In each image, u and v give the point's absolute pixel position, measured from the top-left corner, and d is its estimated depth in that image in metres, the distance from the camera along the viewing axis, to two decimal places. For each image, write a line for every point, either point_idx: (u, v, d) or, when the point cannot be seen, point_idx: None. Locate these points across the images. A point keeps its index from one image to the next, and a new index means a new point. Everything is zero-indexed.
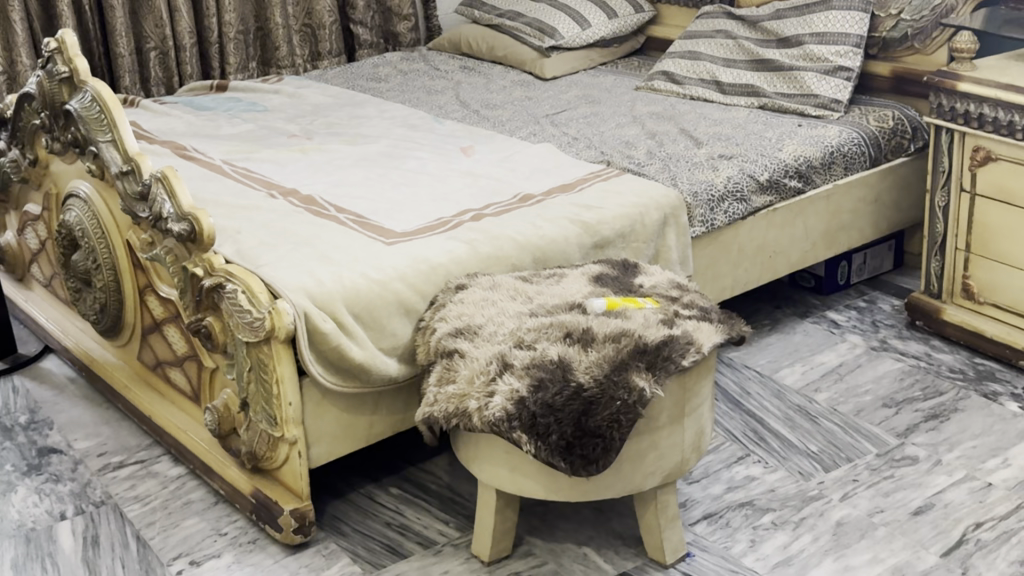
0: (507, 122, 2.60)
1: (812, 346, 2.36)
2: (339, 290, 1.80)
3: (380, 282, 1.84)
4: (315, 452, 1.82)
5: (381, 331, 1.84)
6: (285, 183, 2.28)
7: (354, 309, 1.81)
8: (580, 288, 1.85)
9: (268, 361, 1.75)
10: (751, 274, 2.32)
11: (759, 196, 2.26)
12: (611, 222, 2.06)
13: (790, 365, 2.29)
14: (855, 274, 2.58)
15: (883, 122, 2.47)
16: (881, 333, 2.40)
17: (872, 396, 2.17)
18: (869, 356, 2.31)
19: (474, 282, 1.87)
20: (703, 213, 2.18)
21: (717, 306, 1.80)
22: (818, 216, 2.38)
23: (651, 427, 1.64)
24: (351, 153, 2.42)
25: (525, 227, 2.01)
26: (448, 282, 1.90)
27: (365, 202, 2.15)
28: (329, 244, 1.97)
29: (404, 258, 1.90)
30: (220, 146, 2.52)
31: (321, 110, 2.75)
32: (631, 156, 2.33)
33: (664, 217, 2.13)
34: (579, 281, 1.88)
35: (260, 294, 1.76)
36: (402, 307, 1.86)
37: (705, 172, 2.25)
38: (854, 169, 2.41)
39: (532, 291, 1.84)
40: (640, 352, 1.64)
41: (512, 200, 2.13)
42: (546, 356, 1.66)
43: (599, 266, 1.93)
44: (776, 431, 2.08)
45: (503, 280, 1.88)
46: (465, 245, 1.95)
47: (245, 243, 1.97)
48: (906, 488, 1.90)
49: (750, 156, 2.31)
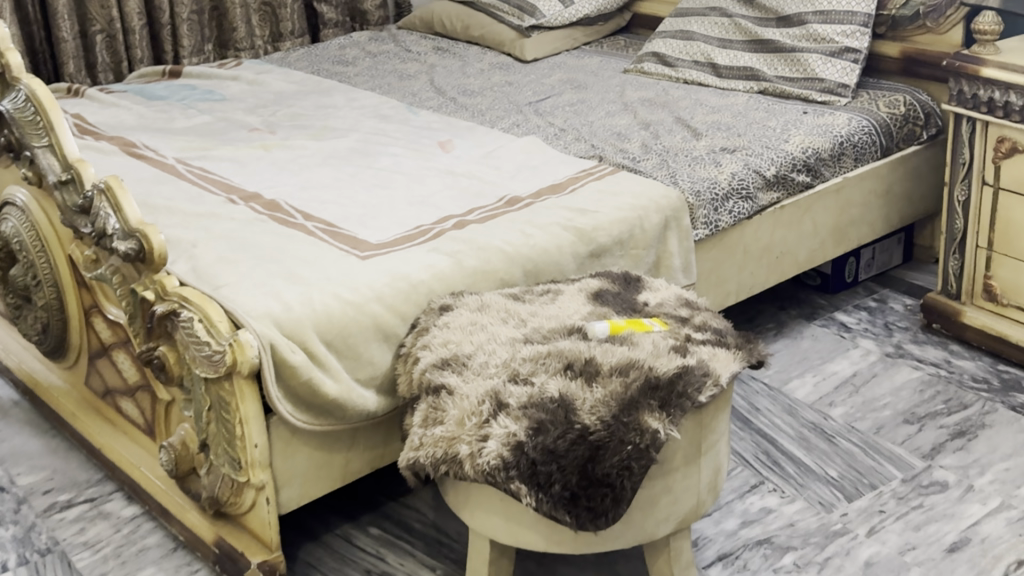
0: (486, 111, 2.40)
1: (822, 353, 2.18)
2: (310, 315, 1.61)
3: (355, 304, 1.65)
4: (285, 497, 1.63)
5: (357, 359, 1.64)
6: (245, 185, 2.07)
7: (326, 336, 1.61)
8: (579, 309, 1.66)
9: (230, 399, 1.56)
10: (756, 277, 2.13)
11: (766, 193, 2.07)
12: (608, 228, 1.87)
13: (800, 375, 2.11)
14: (863, 271, 2.40)
15: (894, 108, 2.28)
16: (896, 336, 2.22)
17: (891, 411, 2.00)
18: (885, 364, 2.13)
19: (459, 303, 1.67)
20: (707, 213, 1.99)
21: (732, 327, 1.61)
22: (828, 211, 2.20)
23: (666, 470, 1.46)
24: (316, 150, 2.21)
25: (513, 235, 1.82)
26: (430, 302, 1.70)
27: (335, 209, 1.95)
28: (296, 260, 1.77)
29: (381, 276, 1.71)
30: (174, 141, 2.30)
31: (284, 98, 2.54)
32: (624, 150, 2.14)
33: (665, 220, 1.93)
34: (575, 300, 1.69)
35: (220, 324, 1.56)
36: (380, 332, 1.66)
37: (708, 167, 2.06)
38: (864, 161, 2.23)
39: (525, 313, 1.64)
40: (651, 388, 1.45)
41: (497, 204, 1.93)
42: (545, 393, 1.47)
43: (598, 281, 1.74)
44: (791, 452, 1.90)
45: (490, 300, 1.68)
46: (449, 260, 1.76)
47: (201, 260, 1.77)
48: (938, 520, 1.73)
49: (754, 148, 2.12)
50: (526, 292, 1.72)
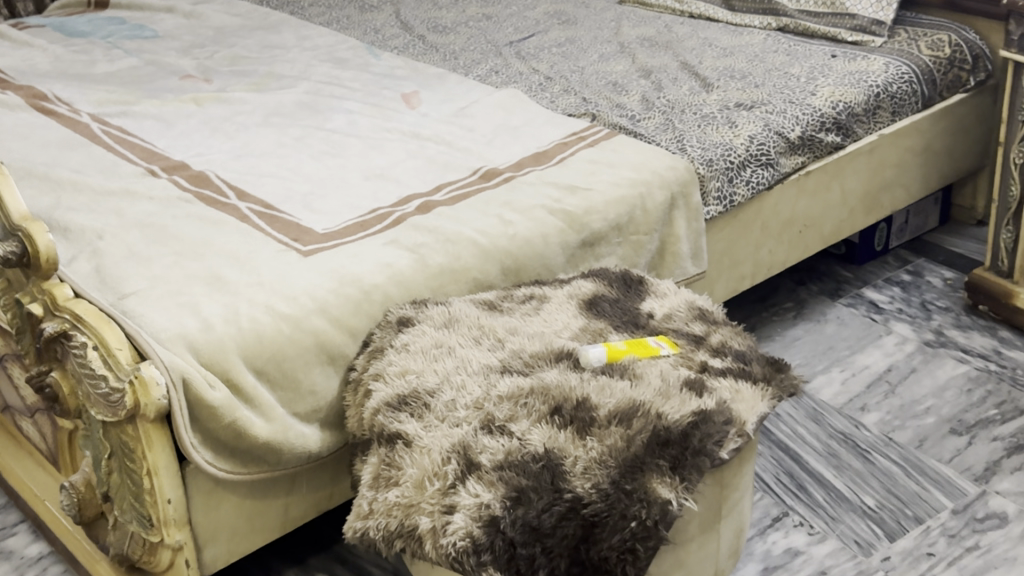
0: (460, 52, 2.07)
1: (850, 341, 1.88)
2: (234, 336, 1.29)
3: (292, 320, 1.33)
4: (209, 555, 1.33)
5: (297, 390, 1.33)
6: (171, 152, 1.73)
7: (255, 363, 1.30)
8: (568, 324, 1.35)
9: (135, 445, 1.24)
10: (777, 255, 1.81)
11: (789, 158, 1.75)
12: (603, 210, 1.55)
13: (825, 370, 1.81)
14: (895, 237, 2.10)
15: (937, 50, 1.95)
16: (935, 320, 1.92)
17: (935, 418, 1.70)
18: (924, 357, 1.83)
19: (421, 318, 1.36)
20: (720, 185, 1.67)
21: (758, 347, 1.31)
22: (860, 175, 1.87)
23: (678, 543, 1.16)
24: (257, 104, 1.87)
25: (487, 223, 1.50)
26: (386, 312, 1.39)
27: (274, 186, 1.62)
28: (222, 259, 1.44)
29: (325, 279, 1.39)
30: (92, 92, 1.95)
31: (225, 35, 2.20)
32: (621, 107, 1.81)
33: (671, 196, 1.61)
34: (564, 312, 1.37)
35: (119, 353, 1.24)
36: (324, 353, 1.35)
37: (721, 129, 1.74)
38: (902, 114, 1.90)
39: (502, 331, 1.33)
40: (660, 443, 1.14)
41: (470, 179, 1.61)
42: (526, 448, 1.16)
43: (592, 284, 1.42)
44: (820, 473, 1.60)
45: (460, 312, 1.37)
46: (409, 257, 1.44)
47: (107, 258, 1.44)
48: (998, 566, 1.43)
49: (775, 104, 1.80)
50: (503, 300, 1.40)
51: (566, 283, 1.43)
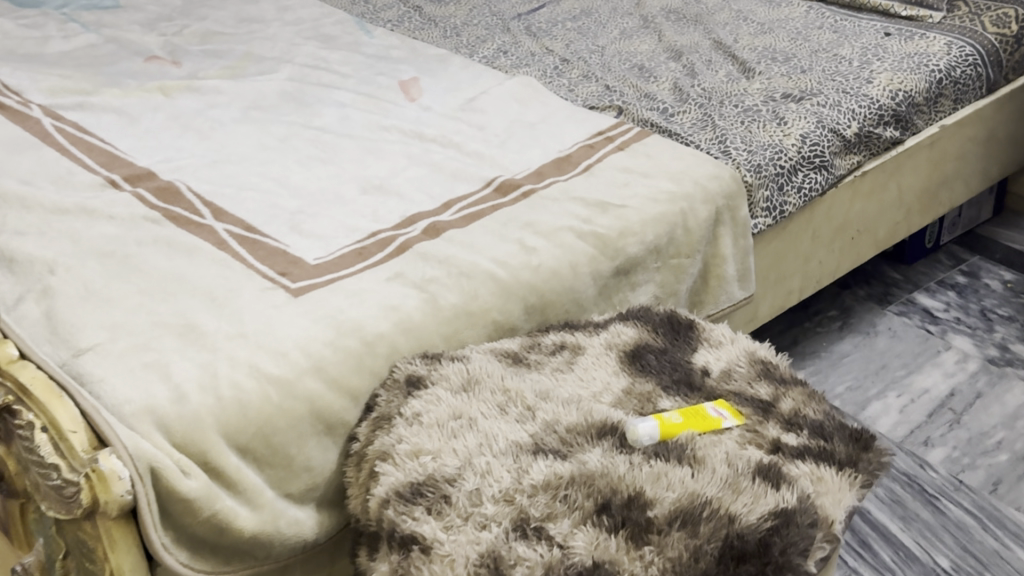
0: (462, 26, 1.87)
1: (906, 359, 1.68)
2: (212, 409, 1.07)
3: (282, 384, 1.12)
4: None
5: (288, 468, 1.11)
6: (135, 157, 1.49)
7: (238, 440, 1.08)
8: (609, 387, 1.14)
9: (94, 544, 1.02)
10: (826, 265, 1.60)
11: (844, 158, 1.53)
12: (640, 232, 1.33)
13: (880, 396, 1.62)
14: (947, 233, 1.90)
15: (1002, 27, 1.72)
16: (998, 332, 1.72)
17: (1009, 455, 1.51)
18: (990, 378, 1.63)
19: (434, 378, 1.15)
20: (769, 194, 1.45)
21: (835, 413, 1.11)
22: (918, 171, 1.66)
23: None
24: (234, 93, 1.64)
25: (507, 251, 1.28)
26: (393, 369, 1.18)
27: (256, 202, 1.39)
28: (196, 300, 1.22)
29: (319, 329, 1.17)
30: (44, 77, 1.70)
31: (195, 9, 1.98)
32: (650, 97, 1.59)
33: (716, 211, 1.39)
34: (603, 369, 1.16)
35: (74, 436, 1.00)
36: (320, 422, 1.13)
37: (768, 126, 1.51)
38: (964, 101, 1.68)
39: (531, 396, 1.12)
40: (734, 557, 0.93)
41: (484, 194, 1.39)
42: (570, 560, 0.93)
43: (634, 331, 1.21)
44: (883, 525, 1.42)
45: (481, 371, 1.15)
46: (417, 298, 1.22)
47: (59, 299, 1.21)
48: None
49: (827, 94, 1.57)
50: (530, 352, 1.19)
51: (602, 328, 1.22)
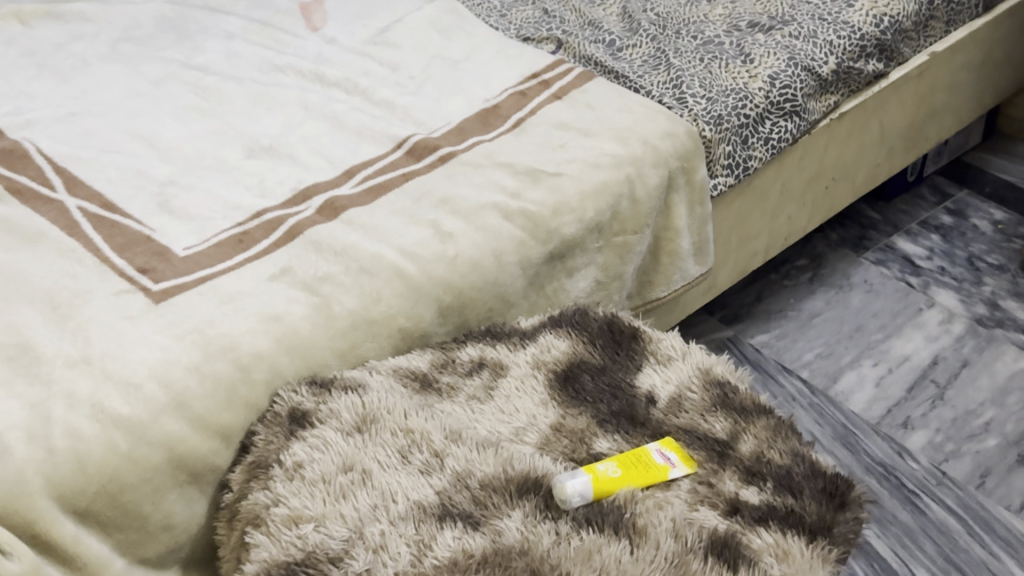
0: None
1: (884, 319, 1.49)
2: (43, 467, 0.85)
3: (131, 427, 0.90)
4: None
5: (143, 529, 0.92)
6: None
7: (79, 503, 0.87)
8: (535, 423, 0.94)
9: None
10: (796, 220, 1.40)
11: (819, 100, 1.31)
12: (577, 207, 1.12)
13: (855, 366, 1.43)
14: (930, 164, 1.70)
15: None
16: (986, 285, 1.53)
17: (998, 439, 1.34)
18: (978, 343, 1.45)
19: (323, 415, 0.94)
20: (732, 149, 1.24)
21: (806, 455, 0.92)
22: (903, 107, 1.44)
23: None
24: (106, 23, 1.41)
25: (418, 237, 1.07)
26: (274, 401, 0.97)
27: (119, 170, 1.16)
28: (32, 307, 0.99)
29: (183, 350, 0.96)
30: None
31: None
32: (595, 25, 1.38)
33: (668, 176, 1.18)
34: (529, 397, 0.96)
35: None
36: (182, 470, 0.93)
37: (731, 64, 1.29)
38: (957, 22, 1.45)
39: (439, 439, 0.92)
40: None
41: (393, 158, 1.16)
42: None
43: (568, 344, 1.01)
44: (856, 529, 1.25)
45: (379, 402, 0.95)
46: (306, 305, 1.01)
47: None
48: None
49: (801, 22, 1.34)
50: (442, 374, 0.99)
51: (530, 339, 1.01)
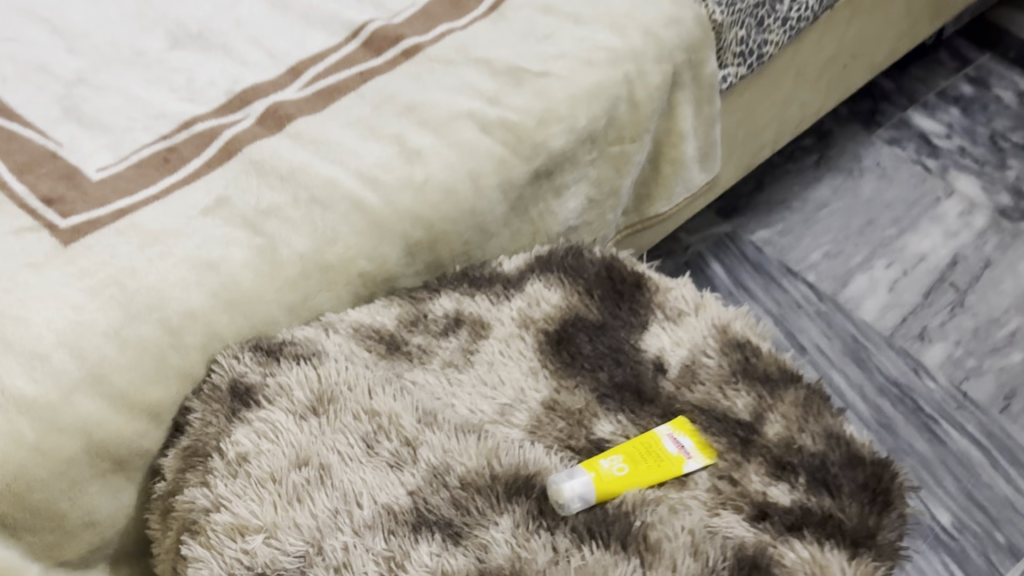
0: None
1: (898, 210, 1.35)
2: None
3: (39, 412, 0.74)
4: None
5: (60, 530, 0.77)
6: None
7: None
8: (523, 400, 0.79)
9: None
10: (809, 104, 1.23)
11: None
12: (567, 116, 0.94)
13: (866, 267, 1.29)
14: (949, 25, 1.53)
15: None
16: (1011, 168, 1.39)
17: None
18: (1001, 239, 1.32)
19: (272, 393, 0.79)
20: (747, 34, 1.05)
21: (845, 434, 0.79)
22: None
23: None
24: None
25: (379, 158, 0.89)
26: (209, 374, 0.81)
27: (16, 66, 0.96)
28: None
29: (98, 309, 0.78)
30: None
31: None
32: None
33: (673, 73, 1.00)
34: (515, 366, 0.81)
35: None
36: (104, 458, 0.78)
37: None
38: None
39: (410, 423, 0.77)
40: None
41: (347, 51, 0.97)
42: None
43: (560, 296, 0.85)
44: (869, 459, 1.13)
45: (338, 374, 0.79)
46: (247, 247, 0.84)
47: None
48: None
49: None
50: (412, 335, 0.83)
51: (516, 289, 0.86)
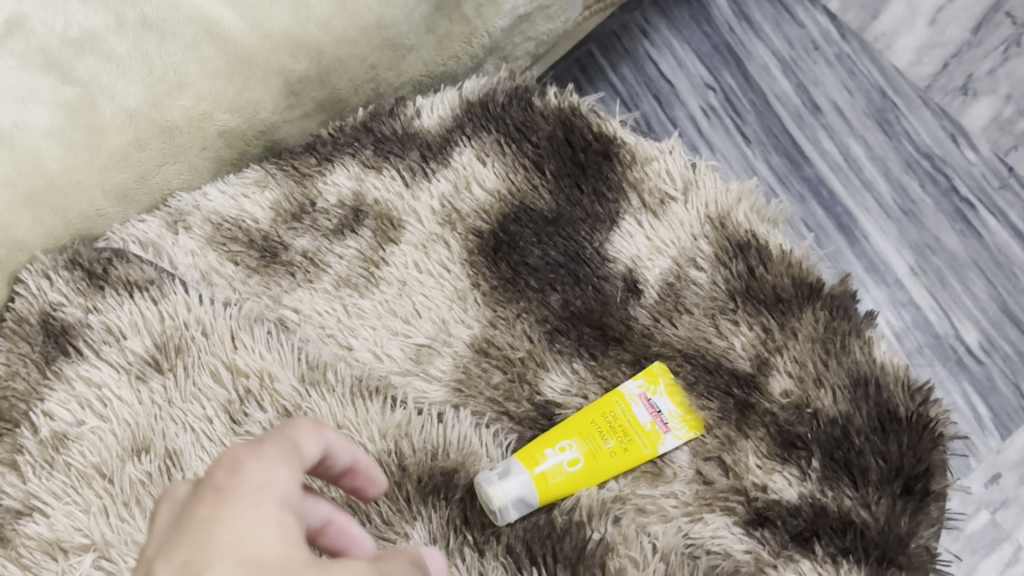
0: None
1: None
2: None
3: None
4: None
5: None
6: None
7: None
8: (446, 341, 0.59)
9: None
10: None
11: None
12: None
13: None
14: None
15: None
16: None
17: None
18: None
19: (95, 338, 0.58)
20: None
21: (883, 369, 0.59)
22: None
23: None
24: None
25: None
26: (11, 304, 0.61)
27: None
28: None
29: None
30: None
31: None
32: None
33: None
34: (435, 290, 0.60)
35: None
36: None
37: None
38: None
39: (289, 385, 0.56)
40: None
41: None
42: None
43: (498, 174, 0.64)
44: (883, 257, 0.86)
45: (187, 312, 0.59)
46: (51, 105, 0.57)
47: None
48: None
49: None
50: (295, 239, 0.63)
51: (436, 162, 0.64)
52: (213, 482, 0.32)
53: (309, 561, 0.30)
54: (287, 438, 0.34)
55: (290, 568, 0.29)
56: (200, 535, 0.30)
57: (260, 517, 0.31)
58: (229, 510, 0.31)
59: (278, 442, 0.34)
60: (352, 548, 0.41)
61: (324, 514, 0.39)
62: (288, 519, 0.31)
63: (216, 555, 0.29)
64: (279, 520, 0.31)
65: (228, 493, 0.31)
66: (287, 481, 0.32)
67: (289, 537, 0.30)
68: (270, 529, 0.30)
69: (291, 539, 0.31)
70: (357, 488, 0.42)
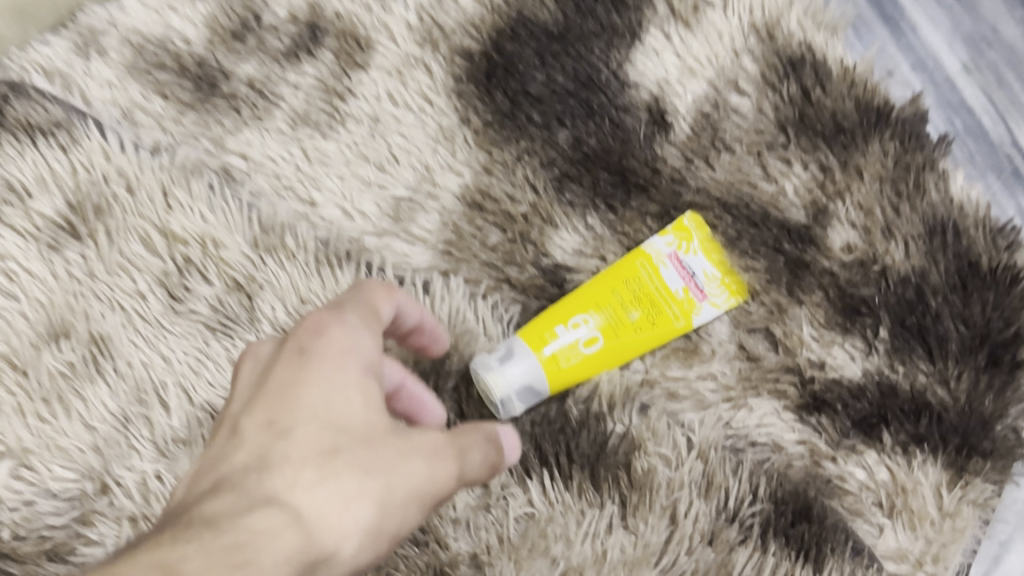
0: None
1: None
2: None
3: None
4: None
5: None
6: None
7: None
8: (431, 193, 0.48)
9: None
10: None
11: None
12: None
13: None
14: None
15: None
16: None
17: None
18: None
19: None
20: None
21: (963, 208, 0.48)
22: None
23: None
24: None
25: None
26: None
27: None
28: None
29: None
30: None
31: None
32: None
33: None
34: (416, 129, 0.50)
35: None
36: None
37: None
38: None
39: (239, 252, 0.46)
40: None
41: None
42: None
43: None
44: (930, 50, 0.56)
45: (106, 162, 0.47)
46: None
47: None
48: None
49: None
50: (239, 65, 0.51)
51: None
52: (295, 338, 0.33)
53: (389, 428, 0.32)
54: (367, 298, 0.35)
55: (370, 433, 0.31)
56: (284, 388, 0.32)
57: (343, 381, 0.32)
58: (309, 366, 0.32)
59: (359, 304, 0.35)
60: (422, 415, 0.39)
61: (398, 377, 0.38)
62: (371, 384, 0.33)
63: (303, 415, 0.31)
64: (359, 386, 0.32)
65: (312, 353, 0.32)
66: (370, 343, 0.33)
67: (370, 401, 0.32)
68: (353, 394, 0.32)
69: (372, 404, 0.32)
70: (421, 347, 0.41)
